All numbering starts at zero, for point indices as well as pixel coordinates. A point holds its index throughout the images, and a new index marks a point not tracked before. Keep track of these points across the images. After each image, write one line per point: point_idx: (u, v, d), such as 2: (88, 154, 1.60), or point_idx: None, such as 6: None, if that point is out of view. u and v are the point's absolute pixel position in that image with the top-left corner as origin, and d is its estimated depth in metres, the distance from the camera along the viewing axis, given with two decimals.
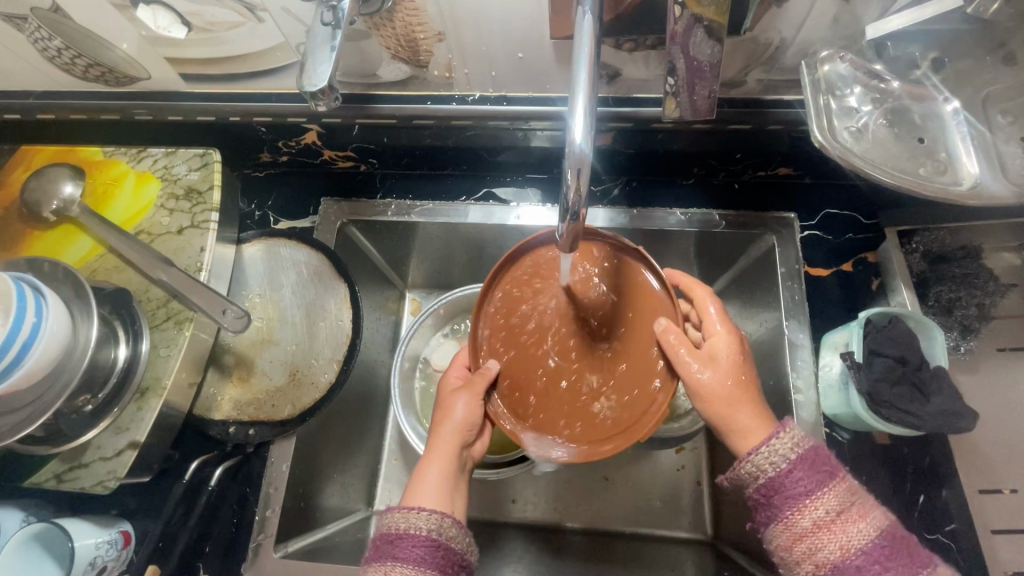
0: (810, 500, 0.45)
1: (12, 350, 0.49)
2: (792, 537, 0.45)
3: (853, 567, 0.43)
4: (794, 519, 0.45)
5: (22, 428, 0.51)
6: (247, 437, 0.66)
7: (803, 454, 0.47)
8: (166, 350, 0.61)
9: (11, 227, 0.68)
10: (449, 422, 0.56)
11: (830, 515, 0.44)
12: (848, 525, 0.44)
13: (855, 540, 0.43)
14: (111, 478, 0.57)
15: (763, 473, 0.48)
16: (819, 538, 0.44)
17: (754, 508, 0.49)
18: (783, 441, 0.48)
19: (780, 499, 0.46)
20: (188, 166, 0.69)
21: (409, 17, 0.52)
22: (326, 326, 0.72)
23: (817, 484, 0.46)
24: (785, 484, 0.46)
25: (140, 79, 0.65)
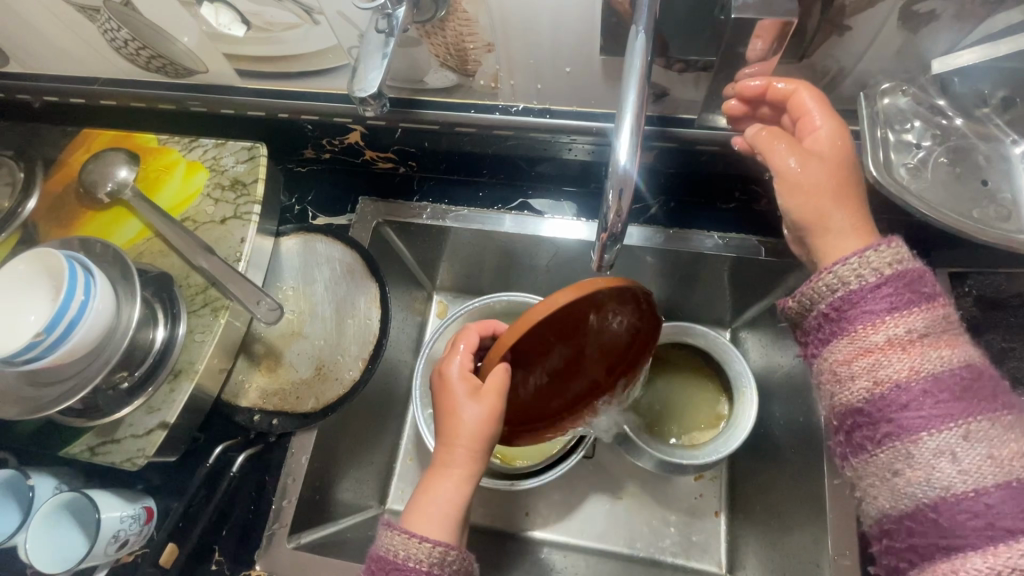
0: (890, 316, 0.43)
1: (60, 326, 0.51)
2: (855, 352, 0.44)
3: (920, 392, 0.42)
4: (865, 334, 0.44)
5: (62, 401, 0.54)
6: (271, 427, 0.67)
7: (899, 269, 0.44)
8: (202, 336, 0.63)
9: (69, 205, 0.71)
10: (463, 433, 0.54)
11: (906, 331, 0.43)
12: (924, 349, 0.43)
13: (930, 366, 0.42)
14: (140, 456, 0.59)
15: (848, 284, 0.45)
16: (891, 356, 0.43)
17: (820, 325, 0.47)
18: (885, 253, 0.45)
19: (857, 314, 0.45)
20: (236, 158, 0.72)
21: (461, 27, 0.52)
22: (355, 323, 0.73)
23: (909, 302, 0.44)
24: (866, 300, 0.44)
25: (198, 72, 0.67)
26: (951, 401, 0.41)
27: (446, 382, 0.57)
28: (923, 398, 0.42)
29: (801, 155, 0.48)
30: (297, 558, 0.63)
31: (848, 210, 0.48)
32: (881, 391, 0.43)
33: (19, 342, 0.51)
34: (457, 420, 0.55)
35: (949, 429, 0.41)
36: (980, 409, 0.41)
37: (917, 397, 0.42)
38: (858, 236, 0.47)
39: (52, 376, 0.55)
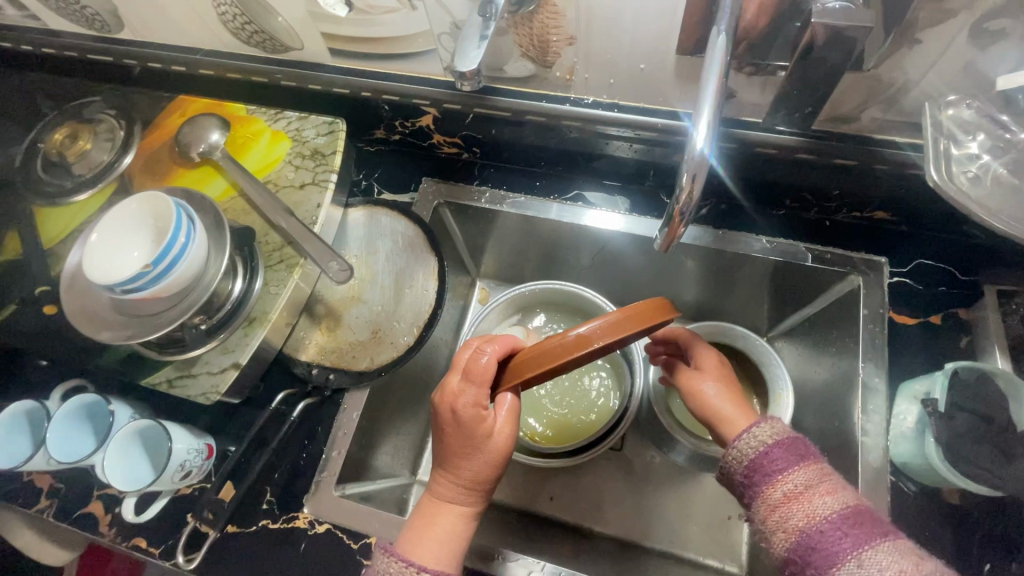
0: (782, 474, 0.49)
1: (163, 264, 0.56)
2: (765, 507, 0.49)
3: (821, 534, 0.45)
4: (769, 490, 0.49)
5: (148, 332, 0.59)
6: (328, 381, 0.72)
7: (780, 437, 0.52)
8: (276, 289, 0.68)
9: (163, 163, 0.78)
10: (464, 474, 0.57)
11: (797, 480, 0.48)
12: (817, 495, 0.47)
13: (822, 504, 0.46)
14: (213, 391, 0.63)
15: (746, 454, 0.52)
16: (789, 502, 0.47)
17: (744, 495, 0.52)
18: (767, 426, 0.53)
19: (759, 477, 0.50)
20: (316, 131, 0.77)
21: (548, 20, 0.56)
22: (412, 294, 0.77)
23: (794, 457, 0.50)
24: (763, 464, 0.50)
25: (293, 49, 0.73)
26: (843, 534, 0.44)
27: (455, 420, 0.57)
28: (826, 539, 0.44)
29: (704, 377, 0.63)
30: (342, 506, 0.66)
31: (739, 397, 0.62)
32: (792, 539, 0.46)
33: (129, 274, 0.56)
34: (461, 459, 0.57)
35: (850, 561, 0.42)
36: (870, 536, 0.43)
37: (820, 539, 0.44)
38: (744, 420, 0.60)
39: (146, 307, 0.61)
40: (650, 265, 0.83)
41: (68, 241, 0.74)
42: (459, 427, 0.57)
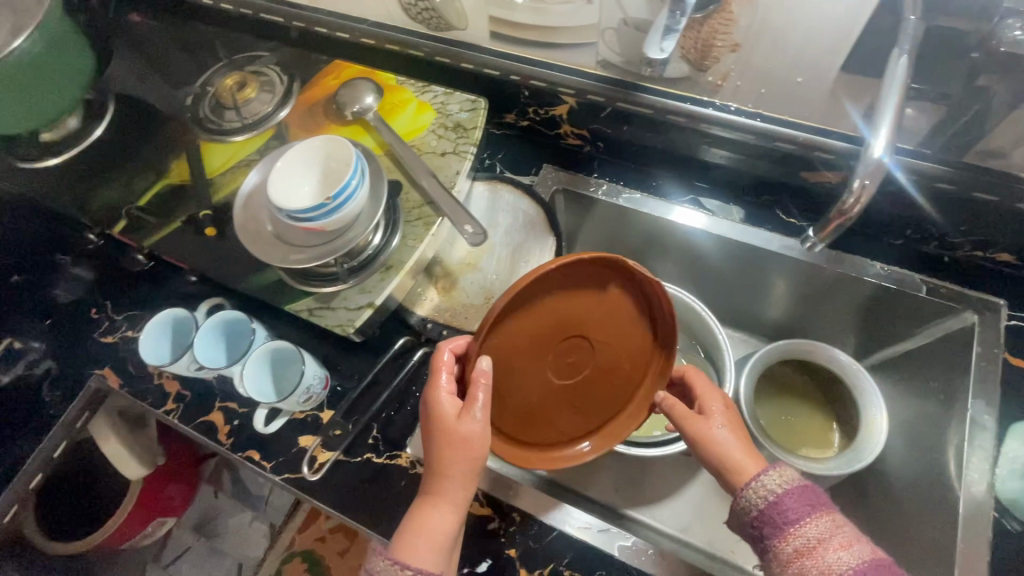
0: (795, 527, 0.49)
1: (336, 203, 0.62)
2: (779, 560, 0.49)
3: None
4: (781, 543, 0.49)
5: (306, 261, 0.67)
6: (441, 336, 0.76)
7: (790, 486, 0.51)
8: (413, 243, 0.73)
9: (319, 118, 0.85)
10: (448, 469, 0.55)
11: (810, 533, 0.48)
12: (830, 549, 0.47)
13: (836, 561, 0.46)
14: (349, 325, 0.69)
15: (755, 503, 0.52)
16: (801, 557, 0.47)
17: (755, 542, 0.52)
18: (774, 473, 0.53)
19: (771, 528, 0.50)
20: (460, 107, 0.83)
21: (719, 26, 0.62)
22: (527, 268, 0.80)
23: (805, 509, 0.49)
24: (774, 513, 0.50)
25: (456, 28, 0.79)
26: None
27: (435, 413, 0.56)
28: None
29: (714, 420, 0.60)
30: None
31: (748, 441, 0.59)
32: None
33: (296, 207, 0.63)
34: (442, 452, 0.55)
35: None
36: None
37: None
38: (755, 466, 0.57)
39: (298, 241, 0.69)
40: (755, 277, 0.84)
41: (227, 175, 0.81)
42: (440, 420, 0.56)
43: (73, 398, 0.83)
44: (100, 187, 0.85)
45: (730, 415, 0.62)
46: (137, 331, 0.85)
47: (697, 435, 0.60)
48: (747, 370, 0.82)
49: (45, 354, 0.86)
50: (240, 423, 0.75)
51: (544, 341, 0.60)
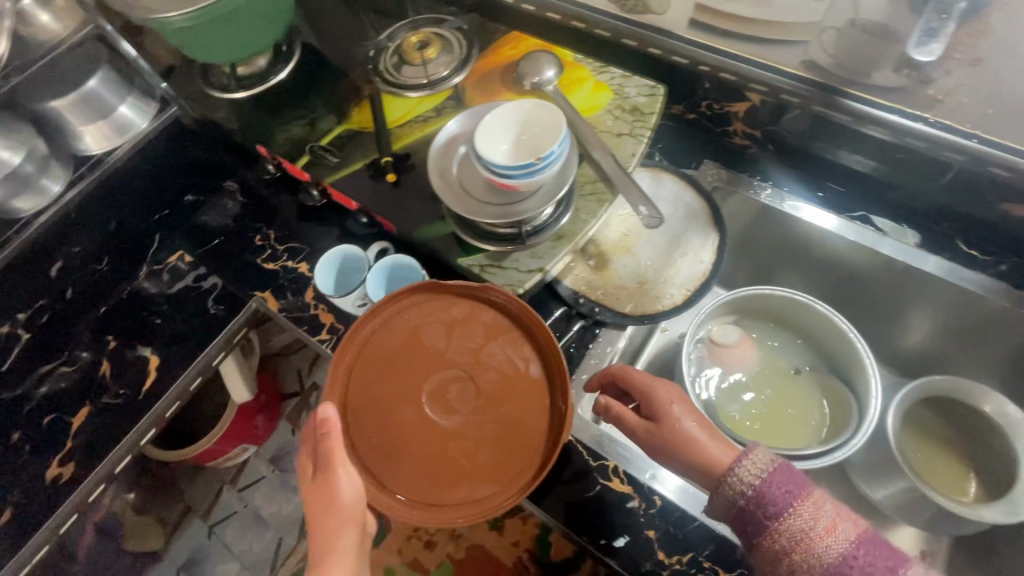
0: (788, 510, 0.54)
1: (536, 167, 0.64)
2: (771, 547, 0.55)
3: (833, 568, 0.52)
4: (775, 531, 0.54)
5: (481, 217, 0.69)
6: (593, 312, 0.77)
7: (777, 471, 0.57)
8: (586, 216, 0.74)
9: (496, 85, 0.88)
10: (337, 505, 0.62)
11: (805, 517, 0.54)
12: (824, 527, 0.53)
13: (831, 545, 0.52)
14: (518, 286, 0.71)
15: (743, 488, 0.57)
16: (795, 543, 0.54)
17: (739, 522, 0.58)
18: (755, 458, 0.58)
19: (761, 511, 0.56)
20: (637, 91, 0.83)
21: (963, 39, 0.62)
22: (685, 260, 0.80)
23: (792, 492, 0.55)
24: (764, 498, 0.56)
25: (652, 12, 0.78)
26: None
27: (320, 470, 0.64)
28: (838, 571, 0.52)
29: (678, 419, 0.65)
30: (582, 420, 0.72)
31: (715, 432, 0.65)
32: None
33: (494, 160, 0.66)
34: (331, 492, 0.62)
35: None
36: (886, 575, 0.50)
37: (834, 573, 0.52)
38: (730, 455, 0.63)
39: (480, 198, 0.72)
40: (901, 298, 0.87)
41: (406, 128, 0.85)
42: (323, 470, 0.63)
43: (235, 312, 0.89)
44: (286, 123, 0.91)
45: (679, 401, 0.66)
46: (297, 262, 0.90)
47: (669, 438, 0.64)
48: (897, 401, 0.82)
49: (212, 269, 0.93)
50: None
51: (407, 383, 0.68)
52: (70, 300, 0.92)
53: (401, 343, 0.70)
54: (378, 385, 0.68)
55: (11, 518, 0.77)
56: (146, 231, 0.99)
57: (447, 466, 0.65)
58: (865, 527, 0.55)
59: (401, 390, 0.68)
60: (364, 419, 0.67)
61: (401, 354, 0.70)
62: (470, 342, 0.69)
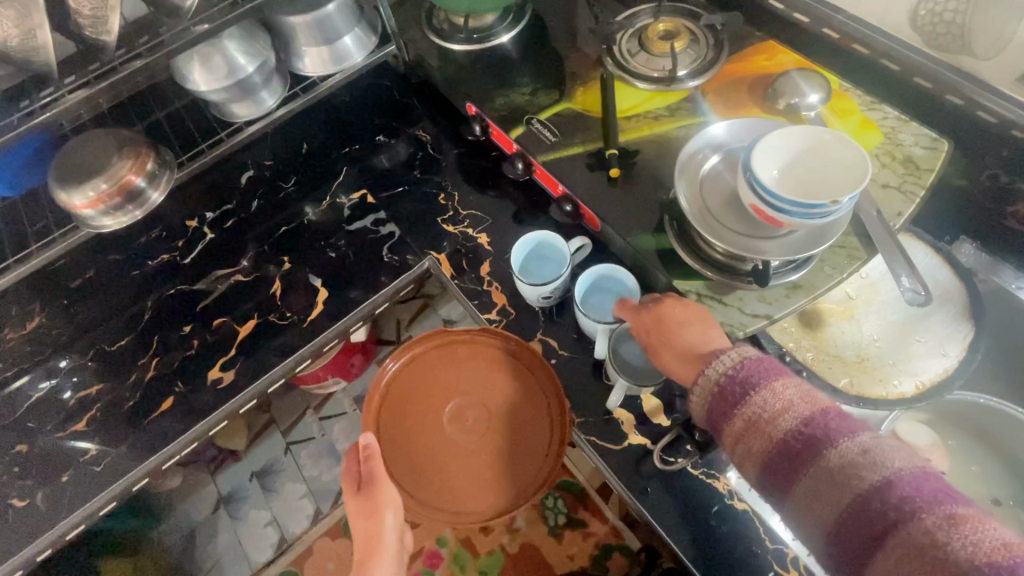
0: (764, 391, 0.50)
1: (809, 210, 0.55)
2: (732, 432, 0.51)
3: (798, 436, 0.47)
4: (733, 417, 0.51)
5: (711, 236, 0.63)
6: (801, 377, 0.67)
7: (745, 362, 0.52)
8: (832, 271, 0.64)
9: (742, 97, 0.79)
10: (375, 520, 0.70)
11: (762, 401, 0.50)
12: (795, 403, 0.49)
13: (782, 424, 0.48)
14: (740, 328, 0.63)
15: (717, 373, 0.53)
16: (749, 426, 0.50)
17: (711, 411, 0.54)
18: (729, 354, 0.54)
19: (734, 394, 0.52)
20: (915, 140, 0.71)
21: None
22: (923, 347, 0.69)
23: (755, 378, 0.51)
24: (744, 384, 0.51)
25: (971, 56, 0.65)
26: (801, 450, 0.47)
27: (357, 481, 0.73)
28: (801, 441, 0.47)
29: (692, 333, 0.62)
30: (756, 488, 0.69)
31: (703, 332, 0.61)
32: (757, 463, 0.50)
33: (763, 180, 0.58)
34: (375, 507, 0.71)
35: (843, 464, 0.45)
36: (825, 443, 0.46)
37: (809, 450, 0.47)
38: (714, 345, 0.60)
39: (722, 220, 0.64)
40: None
41: (633, 122, 0.78)
42: (364, 482, 0.72)
43: (406, 269, 0.88)
44: (503, 88, 0.87)
45: (690, 314, 0.63)
46: (477, 232, 0.88)
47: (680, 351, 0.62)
48: None
49: (391, 217, 0.92)
50: (556, 363, 0.79)
51: (435, 411, 0.77)
52: (253, 211, 0.95)
53: (433, 376, 0.79)
54: (411, 412, 0.77)
55: (168, 406, 0.80)
56: (331, 160, 0.98)
57: (468, 483, 0.74)
58: (830, 406, 0.49)
59: (436, 416, 0.77)
60: (394, 428, 0.77)
61: (435, 382, 0.79)
62: (493, 377, 0.78)
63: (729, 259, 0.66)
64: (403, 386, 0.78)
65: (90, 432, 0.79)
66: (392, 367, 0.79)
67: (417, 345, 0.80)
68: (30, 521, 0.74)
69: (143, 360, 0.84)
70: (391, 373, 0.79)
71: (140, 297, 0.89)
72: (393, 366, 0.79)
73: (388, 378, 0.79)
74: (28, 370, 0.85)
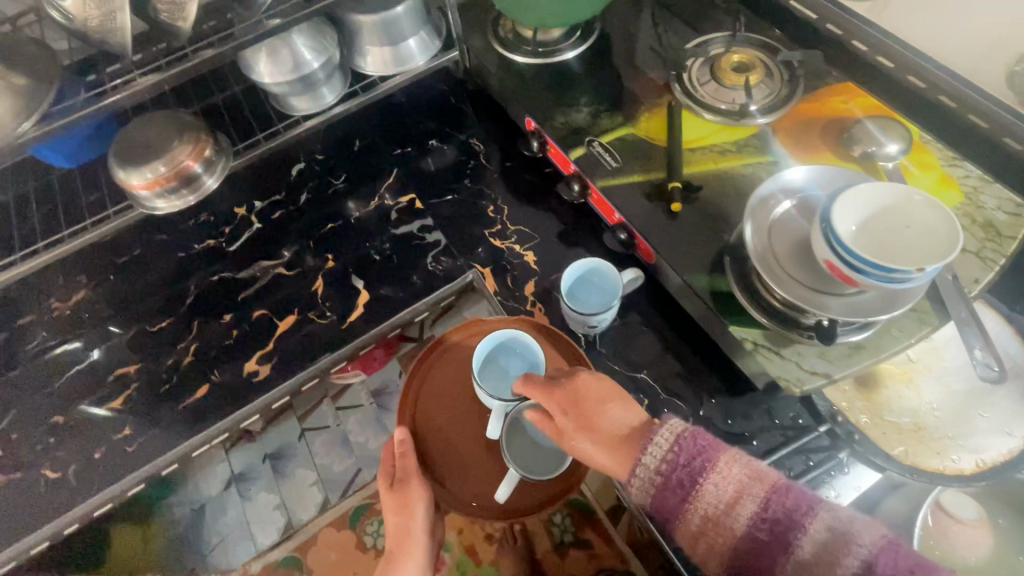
0: (709, 483, 0.51)
1: (892, 276, 0.53)
2: (690, 529, 0.51)
3: (757, 528, 0.48)
4: (688, 512, 0.51)
5: (774, 284, 0.60)
6: (852, 439, 0.65)
7: (681, 448, 0.52)
8: (899, 334, 0.61)
9: (815, 137, 0.76)
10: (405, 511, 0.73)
11: (714, 490, 0.50)
12: (744, 486, 0.50)
13: (741, 515, 0.49)
14: (797, 384, 0.60)
15: (656, 465, 0.53)
16: (707, 521, 0.50)
17: (661, 506, 0.53)
18: (662, 438, 0.54)
19: (680, 488, 0.52)
20: (998, 203, 0.68)
21: None
22: (987, 421, 0.66)
23: (698, 463, 0.52)
24: (685, 475, 0.52)
25: None
26: (768, 540, 0.48)
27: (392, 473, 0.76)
28: (763, 533, 0.48)
29: (608, 415, 0.62)
30: None
31: (623, 408, 0.63)
32: (725, 557, 0.50)
33: (844, 238, 0.55)
34: (406, 498, 0.73)
35: (809, 555, 0.46)
36: (787, 530, 0.47)
37: (773, 542, 0.48)
38: (635, 423, 0.62)
39: (787, 269, 0.62)
40: None
41: (697, 154, 0.76)
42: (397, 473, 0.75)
43: (450, 279, 0.87)
44: (565, 106, 0.85)
45: (602, 388, 0.65)
46: (523, 249, 0.87)
47: (597, 434, 0.61)
48: None
49: (438, 225, 0.91)
50: None
51: (467, 408, 0.78)
52: (301, 204, 0.95)
53: (462, 371, 0.80)
54: (443, 406, 0.78)
55: (203, 394, 0.81)
56: (380, 160, 0.98)
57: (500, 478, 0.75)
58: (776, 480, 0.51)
59: (467, 410, 0.78)
60: (428, 421, 0.78)
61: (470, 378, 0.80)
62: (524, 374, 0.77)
63: (786, 307, 0.63)
64: (434, 381, 0.80)
65: (125, 412, 0.80)
66: (424, 362, 0.81)
67: (448, 339, 0.81)
68: (62, 494, 0.75)
69: (181, 344, 0.84)
70: (425, 368, 0.80)
71: (184, 279, 0.90)
72: (427, 361, 0.81)
73: (421, 373, 0.80)
74: (70, 341, 0.86)
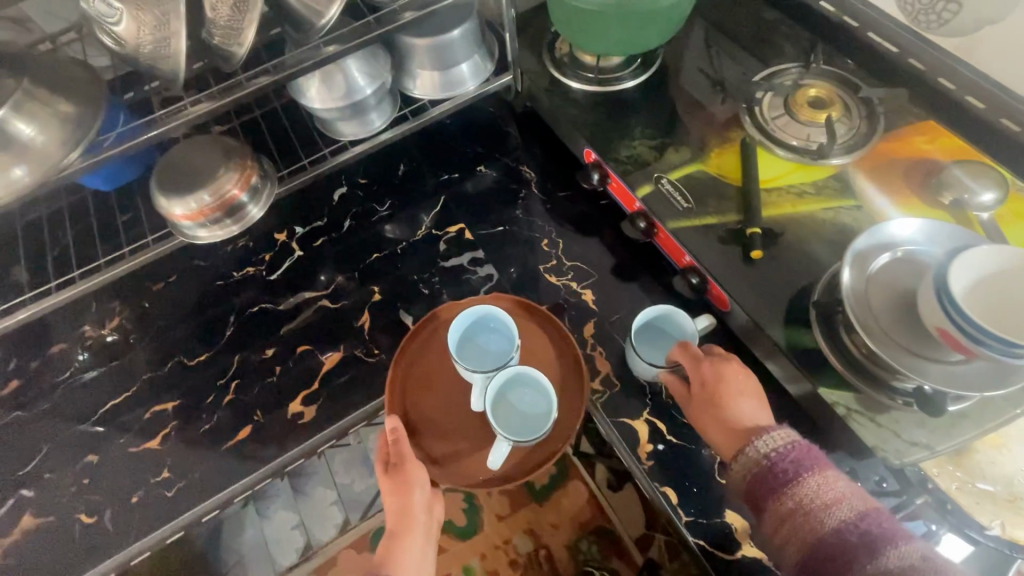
0: (810, 477, 0.54)
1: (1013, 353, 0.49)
2: (776, 516, 0.54)
3: (846, 529, 0.51)
4: (784, 495, 0.54)
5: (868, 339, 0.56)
6: (945, 511, 0.61)
7: (794, 446, 0.57)
8: (1003, 404, 0.58)
9: (898, 180, 0.72)
10: (404, 492, 0.69)
11: (812, 486, 0.54)
12: (844, 495, 0.53)
13: (835, 512, 0.52)
14: (896, 457, 0.57)
15: (766, 451, 0.57)
16: (799, 510, 0.53)
17: (752, 491, 0.57)
18: (777, 435, 0.58)
19: (782, 474, 0.55)
20: None
21: None
22: None
23: (807, 464, 0.56)
24: (789, 465, 0.56)
25: None
26: (855, 542, 0.50)
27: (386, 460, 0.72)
28: (852, 535, 0.50)
29: (743, 403, 0.65)
30: None
31: (755, 406, 0.65)
32: (805, 549, 0.52)
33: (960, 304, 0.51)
34: (405, 480, 0.69)
35: (892, 560, 0.48)
36: (880, 539, 0.49)
37: (858, 541, 0.50)
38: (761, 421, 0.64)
39: (880, 324, 0.57)
40: None
41: (773, 196, 0.72)
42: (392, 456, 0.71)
43: None
44: (628, 137, 0.81)
45: (744, 383, 0.67)
46: (581, 287, 0.83)
47: (725, 417, 0.64)
48: None
49: (489, 258, 0.87)
50: (664, 449, 0.72)
51: (457, 387, 0.77)
52: (345, 232, 0.91)
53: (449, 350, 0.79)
54: (432, 386, 0.77)
55: (245, 435, 0.77)
56: (427, 186, 0.94)
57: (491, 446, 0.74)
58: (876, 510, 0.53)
59: (456, 387, 0.77)
60: (419, 405, 0.76)
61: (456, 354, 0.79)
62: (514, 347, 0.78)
63: (875, 366, 0.59)
64: (420, 363, 0.78)
65: (164, 452, 0.76)
66: (412, 344, 0.79)
67: (434, 318, 0.80)
68: (97, 542, 0.71)
69: (222, 380, 0.81)
70: (412, 351, 0.79)
71: (223, 310, 0.86)
72: (414, 344, 0.79)
73: (408, 356, 0.78)
74: (104, 374, 0.82)
